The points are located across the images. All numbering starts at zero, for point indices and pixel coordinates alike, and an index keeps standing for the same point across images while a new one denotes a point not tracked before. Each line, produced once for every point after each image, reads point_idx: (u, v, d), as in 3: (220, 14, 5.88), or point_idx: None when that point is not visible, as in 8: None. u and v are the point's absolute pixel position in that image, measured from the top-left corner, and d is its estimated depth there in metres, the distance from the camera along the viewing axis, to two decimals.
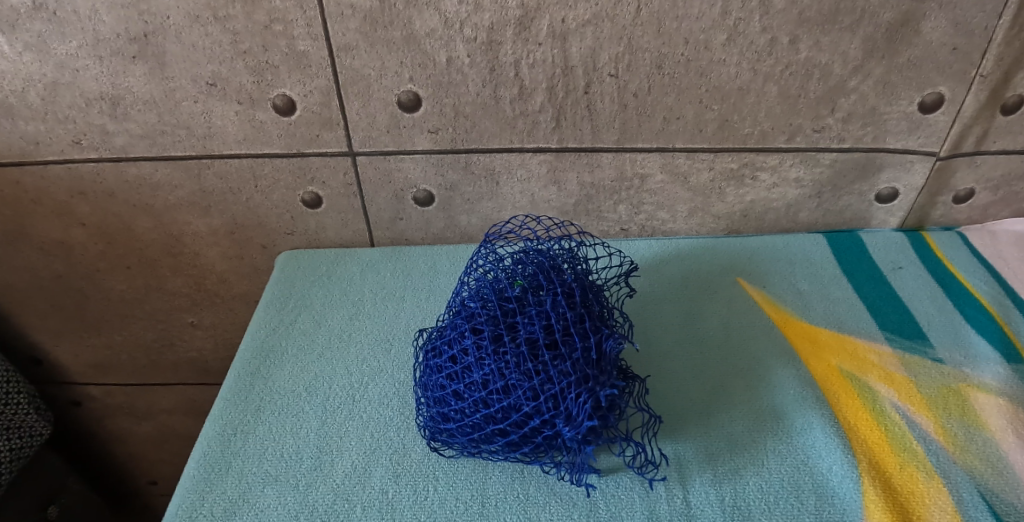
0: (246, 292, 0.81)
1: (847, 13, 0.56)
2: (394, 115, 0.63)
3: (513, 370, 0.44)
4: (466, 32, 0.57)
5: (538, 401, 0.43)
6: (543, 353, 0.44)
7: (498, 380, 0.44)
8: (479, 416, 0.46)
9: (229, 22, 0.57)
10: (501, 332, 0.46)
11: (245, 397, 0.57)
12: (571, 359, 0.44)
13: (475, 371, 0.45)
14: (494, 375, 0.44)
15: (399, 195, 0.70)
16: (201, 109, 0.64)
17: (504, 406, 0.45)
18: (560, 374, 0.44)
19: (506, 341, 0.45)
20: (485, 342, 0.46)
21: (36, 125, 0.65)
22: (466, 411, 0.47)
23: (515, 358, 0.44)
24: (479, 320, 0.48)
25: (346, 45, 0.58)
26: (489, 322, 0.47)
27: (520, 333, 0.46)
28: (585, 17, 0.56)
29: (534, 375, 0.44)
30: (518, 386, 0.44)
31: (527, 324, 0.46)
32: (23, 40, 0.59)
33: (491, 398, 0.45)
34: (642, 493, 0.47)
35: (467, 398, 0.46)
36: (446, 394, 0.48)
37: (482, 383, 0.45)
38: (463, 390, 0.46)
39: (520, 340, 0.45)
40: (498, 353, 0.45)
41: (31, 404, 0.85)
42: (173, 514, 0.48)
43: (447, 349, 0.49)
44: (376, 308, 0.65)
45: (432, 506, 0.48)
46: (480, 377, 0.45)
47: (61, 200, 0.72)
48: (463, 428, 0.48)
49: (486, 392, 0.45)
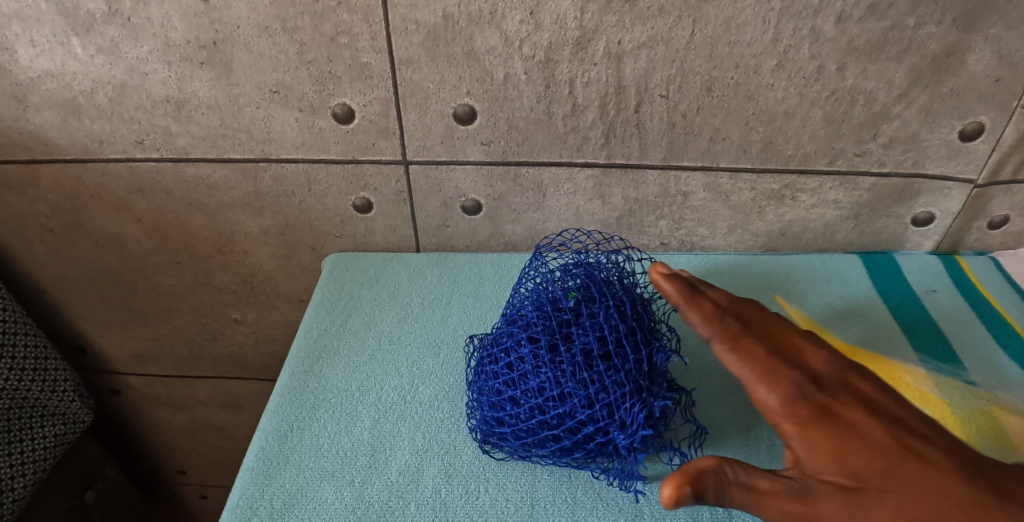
0: (291, 290, 0.83)
1: (894, 43, 0.58)
2: (449, 126, 0.65)
3: (569, 378, 0.46)
4: (525, 50, 0.59)
5: (593, 410, 0.45)
6: (598, 364, 0.46)
7: (552, 387, 0.46)
8: (534, 420, 0.48)
9: (297, 33, 0.60)
10: (558, 342, 0.48)
11: (300, 393, 0.59)
12: (626, 368, 0.46)
13: (531, 376, 0.47)
14: (551, 383, 0.46)
15: (448, 204, 0.72)
16: (262, 115, 0.66)
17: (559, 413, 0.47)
18: (616, 384, 0.46)
19: (562, 351, 0.47)
20: (539, 350, 0.48)
21: (102, 124, 0.68)
22: (520, 415, 0.49)
23: (571, 367, 0.46)
24: (537, 329, 0.49)
25: (408, 59, 0.61)
26: (546, 332, 0.49)
27: (575, 344, 0.47)
28: (640, 39, 0.58)
29: (589, 383, 0.46)
30: (574, 394, 0.46)
31: (582, 335, 0.48)
32: (97, 43, 0.62)
33: (546, 404, 0.47)
34: (686, 501, 0.49)
35: (522, 402, 0.48)
36: (501, 398, 0.50)
37: (537, 388, 0.47)
38: (519, 395, 0.48)
39: (576, 351, 0.47)
40: (555, 361, 0.47)
41: (76, 391, 0.89)
42: (235, 505, 0.51)
43: (503, 356, 0.51)
44: (424, 312, 0.67)
45: (484, 506, 0.50)
46: (535, 383, 0.47)
47: (120, 197, 0.75)
48: (518, 432, 0.50)
49: (540, 398, 0.47)
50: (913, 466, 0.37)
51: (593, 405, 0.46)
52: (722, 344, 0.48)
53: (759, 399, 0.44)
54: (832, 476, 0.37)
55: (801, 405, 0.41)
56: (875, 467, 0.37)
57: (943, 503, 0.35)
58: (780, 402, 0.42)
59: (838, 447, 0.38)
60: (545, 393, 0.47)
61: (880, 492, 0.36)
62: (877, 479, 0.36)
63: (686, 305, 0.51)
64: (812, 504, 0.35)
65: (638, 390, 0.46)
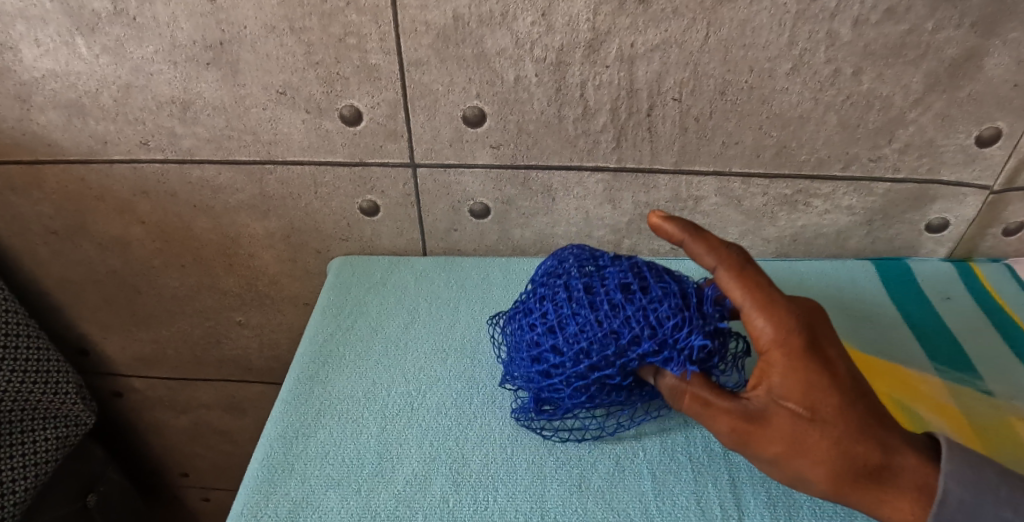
0: (296, 294, 0.83)
1: (911, 47, 0.57)
2: (458, 129, 0.64)
3: (610, 316, 0.43)
4: (537, 52, 0.58)
5: (642, 344, 0.42)
6: (638, 297, 0.43)
7: (594, 328, 0.43)
8: (581, 366, 0.44)
9: (305, 34, 0.59)
10: (591, 283, 0.45)
11: (306, 399, 0.59)
12: (671, 298, 0.43)
13: (569, 322, 0.44)
14: (590, 325, 0.43)
15: (456, 207, 0.71)
16: (269, 116, 0.65)
17: (607, 352, 0.43)
18: (663, 316, 0.42)
19: (598, 290, 0.44)
20: (574, 295, 0.45)
21: (107, 125, 0.68)
22: (564, 363, 0.45)
23: (610, 305, 0.43)
24: (569, 277, 0.46)
25: (417, 61, 0.60)
26: (579, 277, 0.46)
27: (610, 282, 0.44)
28: (653, 42, 0.57)
29: (633, 318, 0.42)
30: (619, 330, 0.42)
31: (616, 273, 0.45)
32: (102, 43, 0.62)
33: (590, 348, 0.43)
34: (699, 513, 0.49)
35: (564, 350, 0.45)
36: (540, 349, 0.46)
37: (579, 333, 0.43)
38: (559, 341, 0.45)
39: (612, 287, 0.44)
40: (592, 304, 0.44)
41: (78, 393, 0.88)
42: (239, 513, 0.50)
43: (535, 308, 0.47)
44: (432, 317, 0.66)
45: (493, 516, 0.49)
46: (574, 327, 0.44)
47: (124, 198, 0.74)
48: (569, 379, 0.46)
49: (583, 343, 0.43)
50: (867, 415, 0.38)
51: (641, 338, 0.42)
52: (723, 268, 0.41)
53: (750, 323, 0.40)
54: (792, 403, 0.38)
55: (789, 338, 0.38)
56: (837, 405, 0.38)
57: (874, 447, 0.38)
58: (768, 332, 0.39)
59: (808, 380, 0.38)
60: (587, 336, 0.43)
61: (825, 425, 0.37)
62: (833, 416, 0.37)
63: (689, 242, 0.42)
64: (756, 423, 0.39)
65: (689, 317, 0.42)
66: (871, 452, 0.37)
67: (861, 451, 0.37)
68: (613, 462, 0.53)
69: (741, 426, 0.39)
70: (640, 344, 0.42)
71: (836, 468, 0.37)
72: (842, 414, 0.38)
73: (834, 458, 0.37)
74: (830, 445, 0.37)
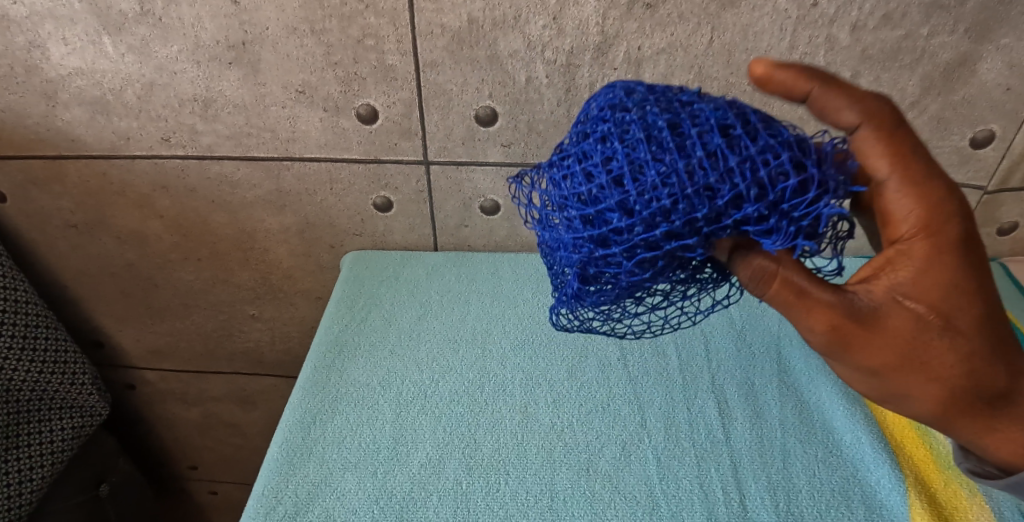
0: (309, 288, 0.85)
1: (907, 51, 0.59)
2: (470, 128, 0.66)
3: (708, 164, 0.27)
4: (548, 54, 0.61)
5: (746, 210, 0.27)
6: (747, 138, 0.27)
7: (683, 181, 0.27)
8: (655, 234, 0.28)
9: (324, 35, 0.62)
10: (680, 118, 0.28)
11: (323, 386, 0.61)
12: (791, 149, 0.27)
13: (648, 167, 0.27)
14: (678, 175, 0.27)
15: (467, 204, 0.73)
16: (287, 114, 0.68)
17: (695, 217, 0.27)
18: (778, 172, 0.27)
19: (690, 127, 0.27)
20: (655, 134, 0.28)
21: (129, 121, 0.70)
22: (631, 230, 0.29)
23: (708, 150, 0.27)
24: (645, 113, 0.29)
25: (432, 62, 0.62)
26: (660, 112, 0.28)
27: (705, 116, 0.28)
28: (660, 45, 0.60)
29: (741, 167, 0.27)
30: (719, 186, 0.27)
31: (713, 108, 0.28)
32: (128, 42, 0.64)
33: (673, 208, 0.27)
34: (702, 496, 0.51)
35: (634, 210, 0.28)
36: (597, 211, 0.29)
37: (661, 187, 0.27)
38: (629, 197, 0.28)
39: (709, 124, 0.27)
40: (681, 147, 0.27)
41: (94, 385, 0.90)
42: (261, 494, 0.52)
43: (589, 166, 0.30)
44: (443, 309, 0.68)
45: (505, 498, 0.51)
46: (654, 179, 0.27)
47: (143, 193, 0.76)
48: (630, 251, 0.30)
49: (665, 199, 0.27)
50: (1001, 336, 0.33)
51: (746, 201, 0.27)
52: (871, 130, 0.30)
53: (887, 203, 0.30)
54: (919, 303, 0.30)
55: (943, 228, 0.30)
56: (972, 315, 0.31)
57: (999, 367, 0.33)
58: (921, 219, 0.30)
59: (956, 281, 0.30)
60: (671, 191, 0.27)
61: (957, 337, 0.31)
62: (964, 326, 0.31)
63: (829, 93, 0.30)
64: (878, 326, 0.30)
65: (817, 176, 0.27)
66: (995, 370, 0.33)
67: (982, 368, 0.32)
68: (620, 448, 0.55)
69: (854, 335, 0.30)
70: (742, 210, 0.27)
71: (953, 384, 0.32)
72: (980, 325, 0.32)
73: (955, 374, 0.32)
74: (954, 359, 0.32)
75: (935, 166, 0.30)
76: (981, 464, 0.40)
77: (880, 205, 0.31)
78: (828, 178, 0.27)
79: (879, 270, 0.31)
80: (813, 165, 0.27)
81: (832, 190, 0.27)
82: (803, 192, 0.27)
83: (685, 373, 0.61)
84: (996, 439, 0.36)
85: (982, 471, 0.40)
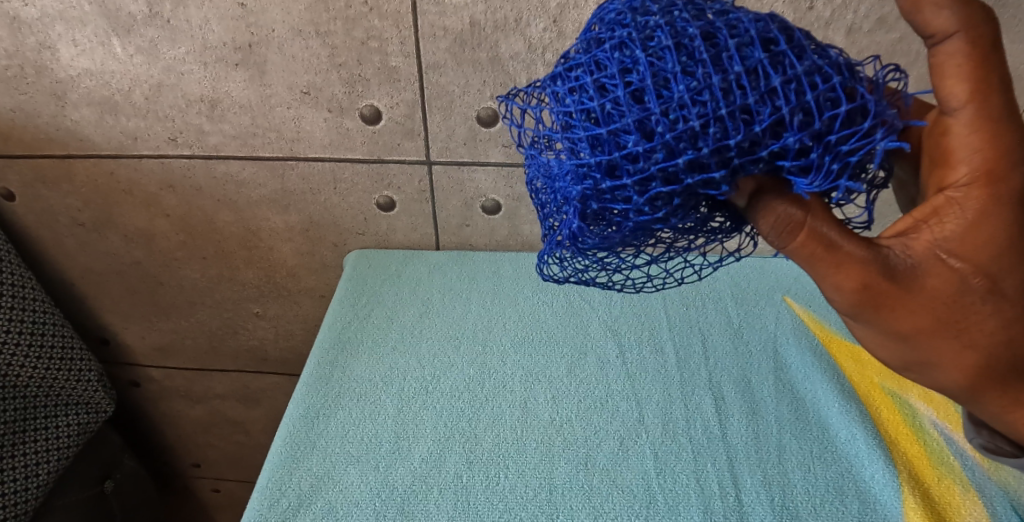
0: (312, 286, 0.86)
1: (903, 53, 0.60)
2: (472, 128, 0.68)
3: (746, 81, 0.25)
4: (548, 56, 0.62)
5: (785, 139, 0.26)
6: (787, 57, 0.25)
7: (717, 99, 0.25)
8: (677, 163, 0.26)
9: (329, 37, 0.63)
10: (714, 30, 0.26)
11: (326, 382, 0.62)
12: (838, 73, 0.26)
13: (676, 81, 0.25)
14: (716, 91, 0.25)
15: (468, 203, 0.74)
16: (292, 115, 0.69)
17: (726, 144, 0.26)
18: (826, 97, 0.26)
19: (725, 41, 0.25)
20: (685, 42, 0.25)
21: (137, 121, 0.71)
22: (648, 157, 0.26)
23: (749, 67, 0.25)
24: (674, 20, 0.26)
25: (435, 64, 0.63)
26: (692, 21, 0.26)
27: (744, 30, 0.26)
28: None
29: (781, 89, 0.25)
30: (756, 108, 0.25)
31: (749, 22, 0.26)
32: (136, 44, 0.65)
33: (702, 132, 0.25)
34: (698, 490, 0.52)
35: (654, 132, 0.26)
36: (610, 131, 0.27)
37: (690, 106, 0.25)
38: (650, 116, 0.25)
39: (750, 40, 0.25)
40: (717, 62, 0.25)
41: (100, 382, 0.91)
42: (265, 487, 0.53)
43: (606, 74, 0.27)
44: (444, 307, 0.69)
45: (505, 491, 0.52)
46: (683, 94, 0.25)
47: (150, 192, 0.77)
48: (643, 183, 0.28)
49: (694, 120, 0.25)
50: None
51: (786, 129, 0.26)
52: (963, 40, 0.27)
53: (944, 139, 0.29)
54: (970, 259, 0.29)
55: (1008, 176, 0.28)
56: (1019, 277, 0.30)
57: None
58: (985, 164, 0.28)
59: (1010, 241, 0.29)
60: (703, 111, 0.25)
61: (1001, 302, 0.30)
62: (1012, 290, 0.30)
63: None
64: (918, 281, 0.30)
65: (871, 105, 0.26)
66: None
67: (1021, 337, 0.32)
68: (617, 443, 0.55)
69: (887, 294, 0.30)
70: (781, 139, 0.26)
71: (985, 353, 0.32)
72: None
73: (991, 341, 0.32)
74: (996, 324, 0.31)
75: (1015, 101, 0.28)
76: (993, 439, 0.41)
77: (942, 142, 0.29)
78: (879, 111, 0.27)
79: (923, 222, 0.30)
80: (865, 94, 0.27)
81: (880, 124, 0.27)
82: (849, 124, 0.27)
83: (683, 371, 0.62)
84: (1020, 415, 0.35)
85: (996, 446, 0.42)
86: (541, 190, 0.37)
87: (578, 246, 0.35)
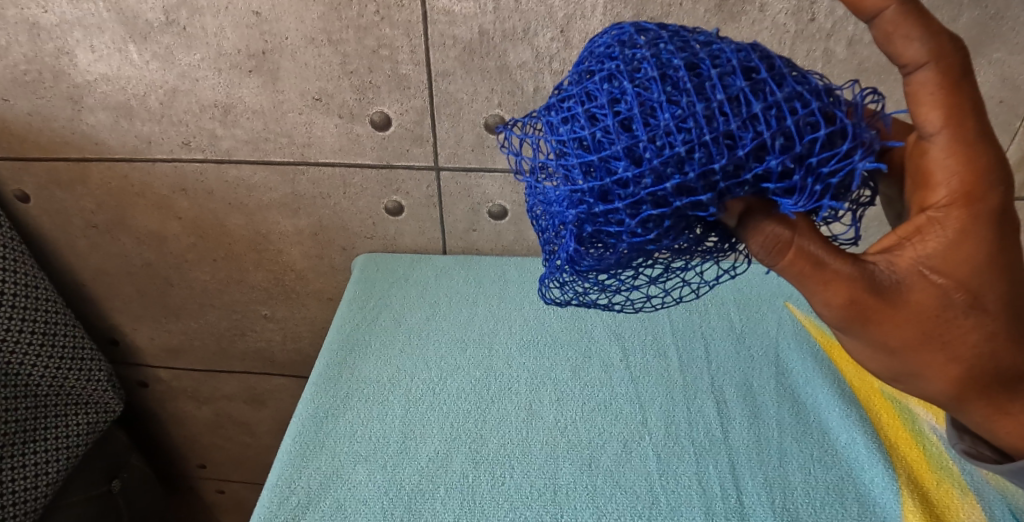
0: (320, 289, 0.87)
1: None
2: (480, 135, 0.69)
3: (728, 109, 0.26)
4: (555, 65, 0.63)
5: (768, 161, 0.27)
6: (769, 84, 0.27)
7: (701, 126, 0.26)
8: (666, 187, 0.27)
9: (341, 45, 0.64)
10: (697, 61, 0.27)
11: (335, 382, 0.63)
12: (818, 99, 0.27)
13: (661, 110, 0.26)
14: (699, 119, 0.26)
15: (475, 208, 0.76)
16: (304, 120, 0.70)
17: (712, 168, 0.27)
18: (806, 121, 0.27)
19: (709, 70, 0.27)
20: (670, 73, 0.27)
21: (151, 126, 0.73)
22: (638, 182, 0.27)
23: (730, 95, 0.26)
24: (659, 53, 0.28)
25: (444, 71, 0.65)
26: (676, 54, 0.27)
27: (726, 60, 0.27)
28: None
29: (763, 115, 0.26)
30: (738, 133, 0.26)
31: (732, 52, 0.28)
32: (153, 50, 0.67)
33: (688, 157, 0.26)
34: (700, 491, 0.52)
35: (642, 158, 0.27)
36: (601, 158, 0.28)
37: (676, 132, 0.26)
38: (638, 143, 0.27)
39: (732, 69, 0.27)
40: (700, 91, 0.26)
41: (110, 382, 0.92)
42: (274, 484, 0.54)
43: (596, 104, 0.28)
44: (451, 311, 0.71)
45: (510, 490, 0.53)
46: (669, 122, 0.26)
47: (163, 195, 0.79)
48: (634, 207, 0.29)
49: (680, 146, 0.26)
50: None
51: (768, 152, 0.27)
52: (933, 71, 0.28)
53: (920, 161, 0.29)
54: (954, 276, 0.30)
55: (984, 196, 0.29)
56: (1001, 293, 0.31)
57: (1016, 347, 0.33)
58: (963, 187, 0.28)
59: (990, 259, 0.30)
60: (688, 137, 0.26)
61: (983, 315, 0.32)
62: (996, 306, 0.31)
63: (902, 18, 0.28)
64: (904, 298, 0.31)
65: (849, 128, 0.27)
66: (1015, 353, 0.33)
67: (1006, 351, 0.33)
68: (621, 445, 0.56)
69: (873, 309, 0.31)
70: (764, 162, 0.27)
71: (969, 363, 0.33)
72: (1005, 304, 0.32)
73: (975, 352, 0.33)
74: (978, 337, 0.32)
75: (990, 124, 0.28)
76: (976, 445, 0.41)
77: (920, 164, 0.29)
78: (858, 133, 0.28)
79: (906, 240, 0.31)
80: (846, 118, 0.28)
81: (861, 146, 0.28)
82: (830, 147, 0.28)
83: (684, 376, 0.63)
84: (1003, 423, 0.37)
85: (977, 452, 0.42)
86: (539, 216, 0.38)
87: (578, 268, 0.36)
